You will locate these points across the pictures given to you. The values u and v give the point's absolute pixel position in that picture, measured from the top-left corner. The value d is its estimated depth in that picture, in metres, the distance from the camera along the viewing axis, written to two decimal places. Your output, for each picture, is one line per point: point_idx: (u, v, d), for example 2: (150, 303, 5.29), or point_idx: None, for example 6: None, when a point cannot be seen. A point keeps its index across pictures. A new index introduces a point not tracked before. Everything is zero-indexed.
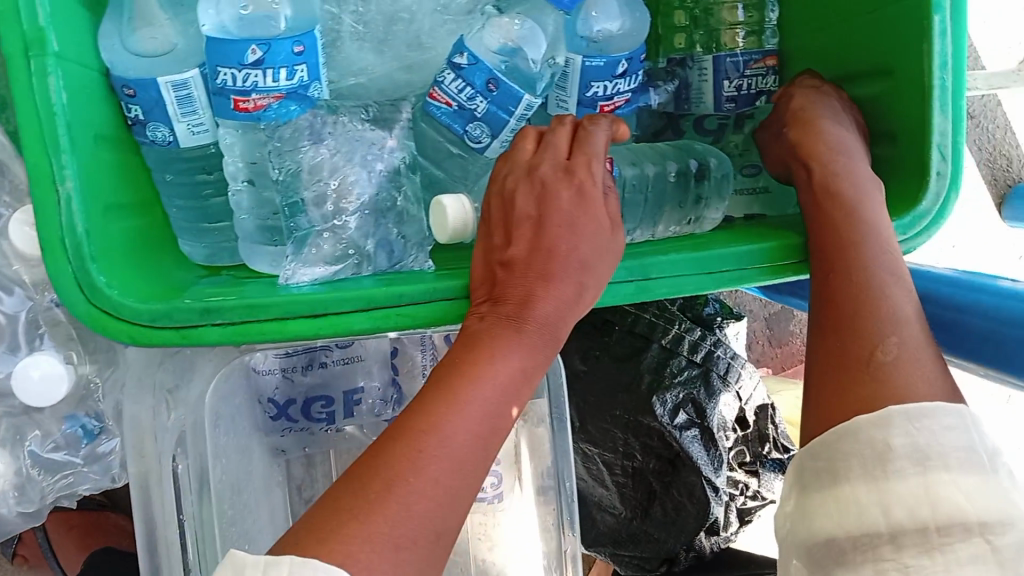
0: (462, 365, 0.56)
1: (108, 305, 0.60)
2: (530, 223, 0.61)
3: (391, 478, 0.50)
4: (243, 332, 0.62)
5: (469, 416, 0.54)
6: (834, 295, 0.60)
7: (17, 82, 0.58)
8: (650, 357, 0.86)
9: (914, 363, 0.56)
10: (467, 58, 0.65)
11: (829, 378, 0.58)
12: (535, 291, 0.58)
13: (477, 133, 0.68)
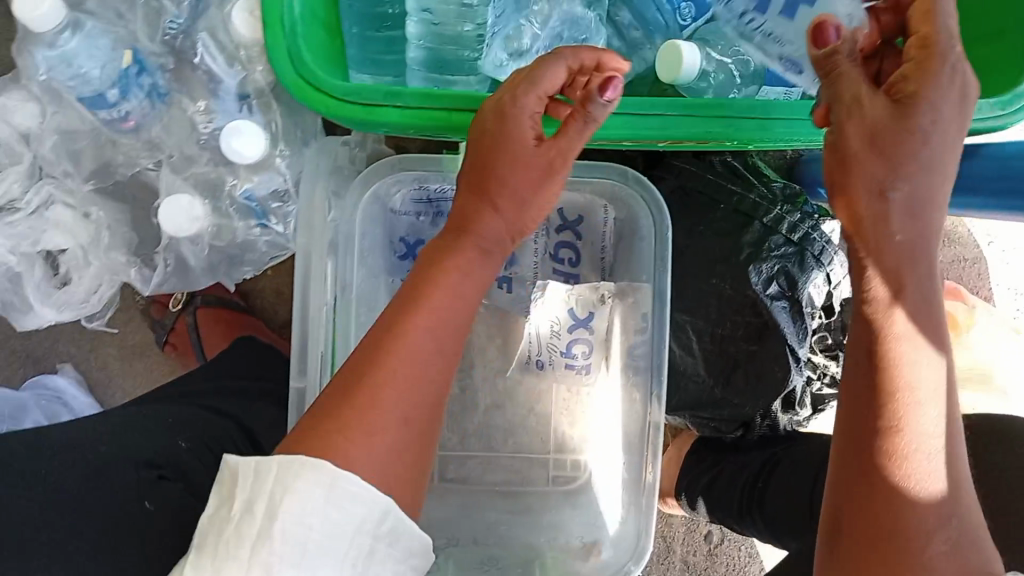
0: (423, 282, 0.66)
1: (310, 78, 0.72)
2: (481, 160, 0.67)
3: (349, 423, 0.57)
4: (418, 117, 0.73)
5: (417, 371, 0.61)
6: (901, 335, 0.55)
7: None
8: (751, 232, 0.94)
9: (945, 533, 0.53)
10: None
11: (880, 563, 0.53)
12: (485, 214, 0.68)
13: None
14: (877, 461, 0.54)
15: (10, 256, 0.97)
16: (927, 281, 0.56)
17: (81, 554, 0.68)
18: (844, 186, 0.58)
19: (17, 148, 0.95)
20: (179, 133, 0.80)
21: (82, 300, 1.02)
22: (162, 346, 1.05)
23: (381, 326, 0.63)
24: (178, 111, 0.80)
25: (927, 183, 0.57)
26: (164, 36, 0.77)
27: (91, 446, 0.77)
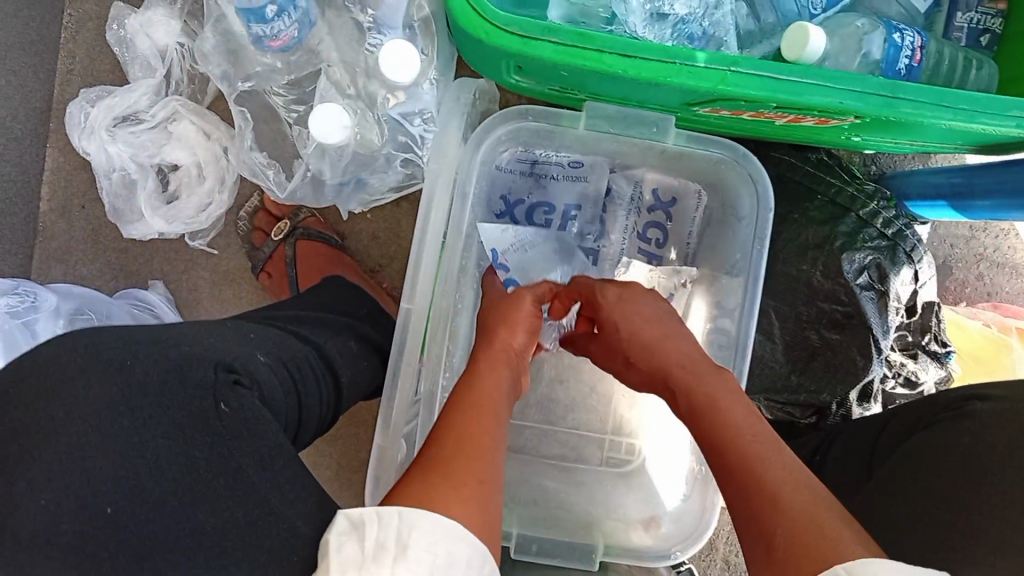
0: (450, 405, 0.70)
1: (477, 5, 0.76)
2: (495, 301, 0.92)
3: (456, 471, 0.59)
4: (570, 54, 0.77)
5: (494, 410, 0.71)
6: (723, 442, 0.71)
7: None
8: (847, 223, 0.97)
9: (816, 511, 0.60)
10: None
11: (786, 524, 0.60)
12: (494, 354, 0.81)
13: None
14: (771, 502, 0.62)
15: (130, 162, 1.01)
16: (750, 414, 0.73)
17: (196, 457, 0.55)
18: (694, 398, 0.77)
19: (154, 63, 1.01)
20: (345, 46, 0.82)
21: (189, 217, 1.04)
22: (256, 274, 1.08)
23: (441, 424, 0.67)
24: (340, 21, 0.81)
25: (643, 312, 0.88)
26: None
27: (173, 344, 0.61)
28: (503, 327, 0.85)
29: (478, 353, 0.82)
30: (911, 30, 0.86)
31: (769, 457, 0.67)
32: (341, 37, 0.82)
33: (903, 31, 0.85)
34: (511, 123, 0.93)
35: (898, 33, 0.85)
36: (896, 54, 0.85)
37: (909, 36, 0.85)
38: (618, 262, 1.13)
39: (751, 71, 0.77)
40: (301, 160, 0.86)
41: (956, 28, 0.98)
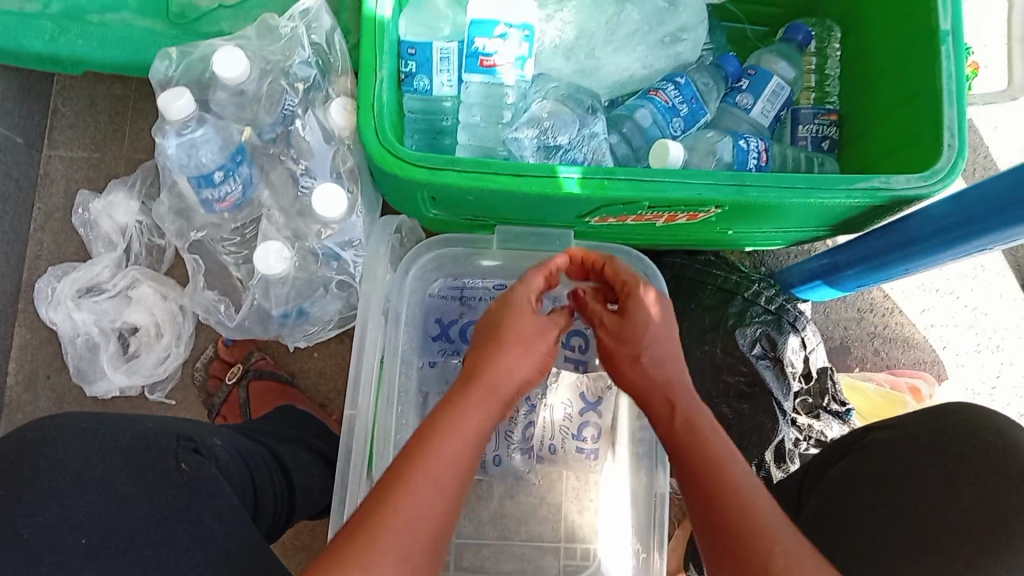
0: (419, 436, 0.68)
1: (392, 146, 0.92)
2: (494, 325, 0.79)
3: (392, 519, 0.62)
4: (474, 177, 0.92)
5: (442, 481, 0.65)
6: (708, 487, 0.67)
7: (366, 13, 0.95)
8: (734, 305, 1.11)
9: (807, 568, 0.61)
10: (684, 78, 1.08)
11: (732, 538, 0.64)
12: (485, 360, 0.75)
13: (676, 125, 1.08)
14: (732, 522, 0.65)
15: (93, 327, 1.12)
16: (736, 482, 0.67)
17: (160, 504, 0.65)
18: (679, 417, 0.74)
19: (116, 239, 1.15)
20: (280, 186, 1.01)
21: (149, 372, 1.13)
22: (214, 418, 1.16)
23: (399, 459, 0.66)
24: (277, 172, 1.01)
25: (668, 347, 0.80)
26: (283, 113, 0.98)
27: (140, 420, 0.73)
28: (489, 342, 0.77)
29: (464, 382, 0.74)
30: (754, 137, 1.06)
31: (732, 475, 0.68)
32: (278, 184, 1.01)
33: (748, 137, 1.05)
34: (435, 249, 1.11)
35: (743, 140, 1.05)
36: (745, 156, 1.04)
37: (753, 142, 1.05)
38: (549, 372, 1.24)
39: (626, 177, 0.93)
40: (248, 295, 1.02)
41: (802, 138, 1.17)
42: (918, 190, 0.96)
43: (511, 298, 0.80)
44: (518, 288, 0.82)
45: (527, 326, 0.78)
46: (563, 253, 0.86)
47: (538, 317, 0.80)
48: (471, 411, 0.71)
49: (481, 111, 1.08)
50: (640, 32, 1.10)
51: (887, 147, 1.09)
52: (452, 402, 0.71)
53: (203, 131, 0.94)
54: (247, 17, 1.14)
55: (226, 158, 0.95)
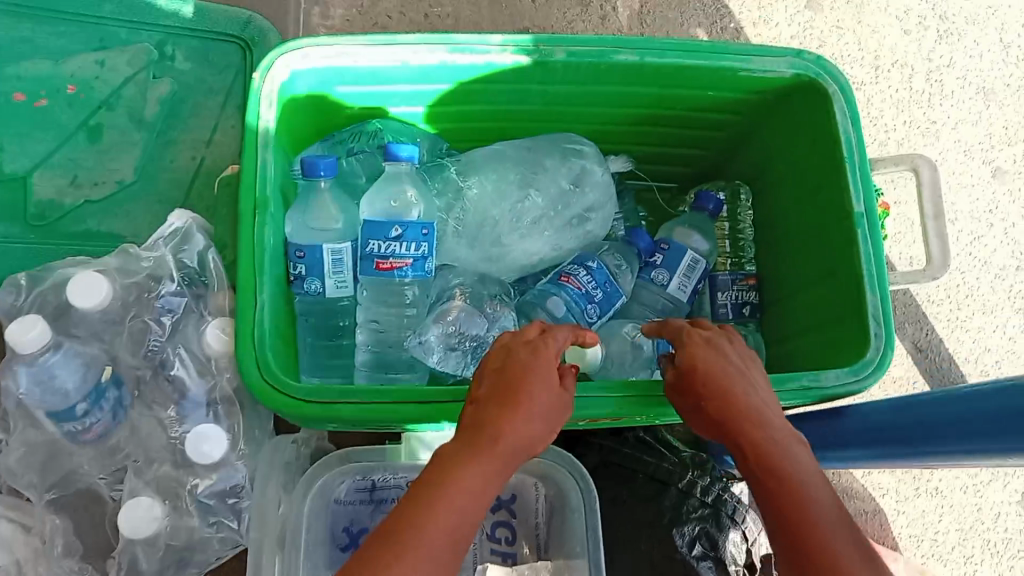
0: (422, 496, 0.66)
1: (275, 382, 0.82)
2: (490, 376, 0.75)
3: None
4: (370, 409, 0.83)
5: (422, 571, 0.63)
6: (797, 522, 0.66)
7: (244, 226, 0.85)
8: (668, 498, 1.02)
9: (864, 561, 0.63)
10: (597, 262, 1.02)
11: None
12: (511, 420, 0.71)
13: (592, 311, 1.01)
14: (821, 567, 0.63)
15: None
16: (808, 491, 0.67)
17: None
18: (766, 457, 0.70)
19: None
20: (147, 433, 0.87)
21: None
22: None
23: (391, 535, 0.64)
24: (145, 416, 0.87)
25: (769, 394, 0.75)
26: (148, 351, 0.86)
27: None
28: (505, 399, 0.72)
29: (484, 426, 0.70)
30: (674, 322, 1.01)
31: (835, 551, 0.64)
32: (145, 428, 0.88)
33: None
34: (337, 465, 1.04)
35: None
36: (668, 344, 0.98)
37: None
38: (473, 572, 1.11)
39: None
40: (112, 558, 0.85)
41: (721, 307, 1.13)
42: (850, 386, 0.90)
43: (512, 364, 0.74)
44: (516, 345, 0.77)
45: (535, 392, 0.73)
46: (567, 323, 0.82)
47: (544, 368, 0.75)
48: (468, 478, 0.67)
49: (382, 314, 0.97)
50: (546, 216, 1.04)
51: (809, 321, 1.04)
52: (483, 456, 0.68)
53: (60, 358, 0.81)
54: (120, 212, 1.08)
55: (89, 390, 0.82)
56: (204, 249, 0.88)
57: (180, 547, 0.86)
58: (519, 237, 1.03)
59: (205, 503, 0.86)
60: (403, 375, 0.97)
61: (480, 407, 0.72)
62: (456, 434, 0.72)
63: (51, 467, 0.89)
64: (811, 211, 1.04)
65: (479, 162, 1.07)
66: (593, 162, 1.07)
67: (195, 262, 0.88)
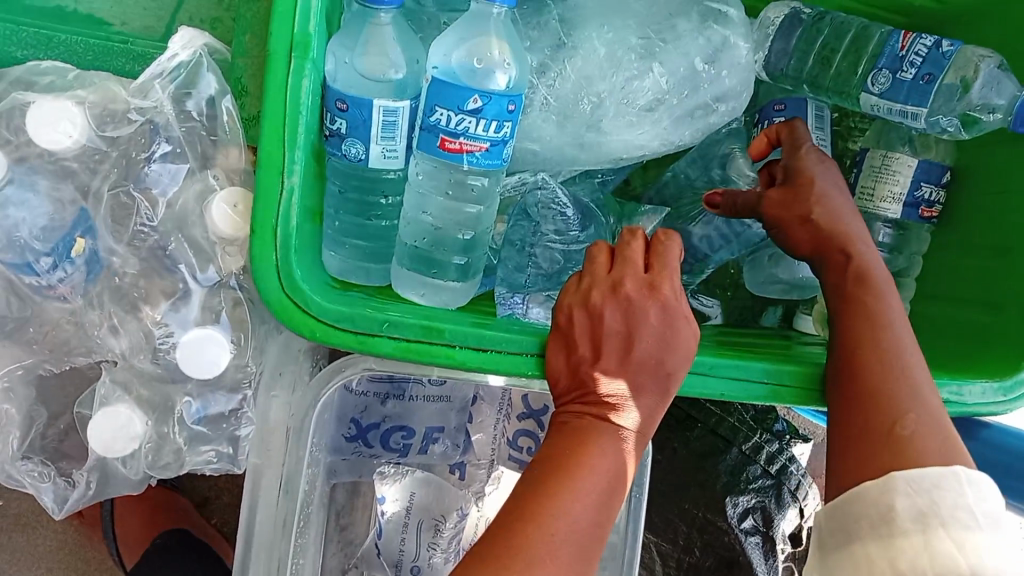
0: (563, 460, 0.61)
1: (301, 300, 0.63)
2: (620, 340, 0.64)
3: (530, 548, 0.55)
4: (415, 351, 0.65)
5: (574, 540, 0.58)
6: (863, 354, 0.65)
7: (274, 75, 0.61)
8: (728, 459, 0.93)
9: (935, 436, 0.61)
10: (953, 47, 0.77)
11: (876, 405, 0.63)
12: (634, 395, 0.64)
13: (902, 65, 0.78)
14: (878, 386, 0.63)
15: None
16: (881, 326, 0.65)
17: None
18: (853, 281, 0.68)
19: None
20: (119, 335, 0.67)
21: None
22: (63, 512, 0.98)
23: (527, 500, 0.59)
24: (125, 316, 0.66)
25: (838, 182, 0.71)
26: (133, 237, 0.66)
27: None
28: (627, 369, 0.64)
29: (597, 390, 0.64)
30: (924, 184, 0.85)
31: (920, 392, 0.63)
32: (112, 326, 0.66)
33: (920, 184, 0.85)
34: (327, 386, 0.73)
35: (916, 186, 0.85)
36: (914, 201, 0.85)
37: (925, 191, 0.85)
38: (489, 474, 1.03)
39: None
40: (81, 468, 0.73)
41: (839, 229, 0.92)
42: (993, 404, 0.75)
43: (639, 324, 0.64)
44: (647, 301, 0.65)
45: (673, 365, 0.64)
46: (676, 245, 0.68)
47: (686, 335, 0.65)
48: (604, 445, 0.62)
49: (436, 204, 0.77)
50: (665, 102, 0.80)
51: (950, 292, 0.85)
52: (602, 425, 0.63)
53: (15, 195, 0.63)
54: None
55: (57, 242, 0.64)
56: (217, 94, 0.65)
57: (159, 473, 0.71)
58: (622, 121, 0.79)
59: (191, 424, 0.70)
60: (449, 282, 0.78)
61: (606, 376, 0.64)
62: (581, 394, 0.65)
63: None
64: (1003, 157, 0.83)
65: (591, 8, 0.79)
66: (738, 35, 0.79)
67: (202, 110, 0.65)
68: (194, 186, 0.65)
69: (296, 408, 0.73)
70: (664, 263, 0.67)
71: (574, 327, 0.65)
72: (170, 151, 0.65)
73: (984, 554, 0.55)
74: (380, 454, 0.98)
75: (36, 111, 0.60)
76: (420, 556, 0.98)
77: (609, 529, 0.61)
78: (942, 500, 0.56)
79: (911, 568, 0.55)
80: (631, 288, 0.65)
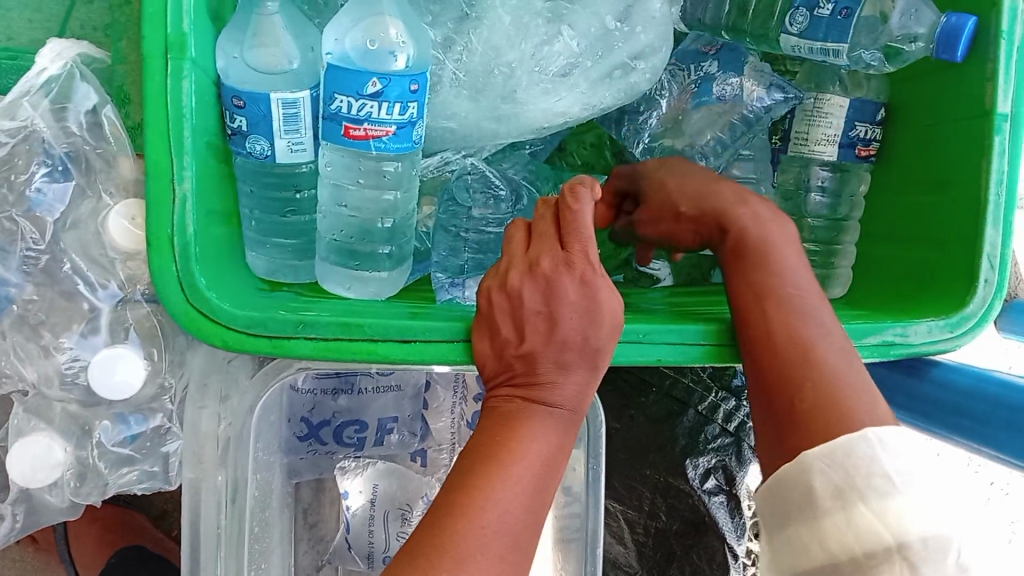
0: (491, 449, 0.59)
1: (208, 309, 0.61)
2: (543, 320, 0.62)
3: (459, 546, 0.54)
4: (335, 349, 0.63)
5: (505, 532, 0.56)
6: (756, 309, 0.65)
7: (151, 79, 0.58)
8: (686, 422, 0.92)
9: (847, 392, 0.60)
10: None
11: (782, 368, 0.63)
12: (561, 374, 0.62)
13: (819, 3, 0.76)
14: (782, 349, 0.63)
15: None
16: (773, 290, 0.66)
17: None
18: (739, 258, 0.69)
19: None
20: (26, 363, 0.65)
21: None
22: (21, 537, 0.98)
23: (454, 495, 0.57)
24: (29, 343, 0.64)
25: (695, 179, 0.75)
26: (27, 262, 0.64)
27: None
28: (552, 348, 0.62)
29: (524, 373, 0.62)
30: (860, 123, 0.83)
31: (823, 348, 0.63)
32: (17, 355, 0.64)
33: (855, 123, 0.83)
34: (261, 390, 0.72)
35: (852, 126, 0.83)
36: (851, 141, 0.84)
37: (862, 129, 0.83)
38: (451, 458, 1.01)
39: None
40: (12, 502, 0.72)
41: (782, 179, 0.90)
42: (940, 342, 0.72)
43: (560, 301, 0.62)
44: (566, 277, 0.63)
45: (599, 341, 0.62)
46: (586, 209, 0.65)
47: (610, 307, 0.63)
48: (534, 429, 0.60)
49: (352, 196, 0.74)
50: (579, 65, 0.77)
51: (898, 232, 0.82)
52: (531, 409, 0.61)
53: None
54: None
55: None
56: (98, 105, 0.63)
57: (90, 498, 0.69)
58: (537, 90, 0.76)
59: (116, 446, 0.68)
60: (376, 273, 0.76)
61: (531, 357, 0.62)
62: (508, 378, 0.63)
63: None
64: (930, 86, 0.79)
65: None
66: None
67: (83, 123, 0.63)
68: (86, 203, 0.63)
69: (226, 418, 0.71)
70: (578, 232, 0.64)
71: (495, 309, 0.63)
72: (54, 170, 0.62)
73: (906, 516, 0.53)
74: (336, 450, 0.97)
75: None
76: (390, 547, 0.97)
77: (544, 514, 0.60)
78: (858, 468, 0.55)
79: (841, 548, 0.54)
80: (548, 265, 0.63)
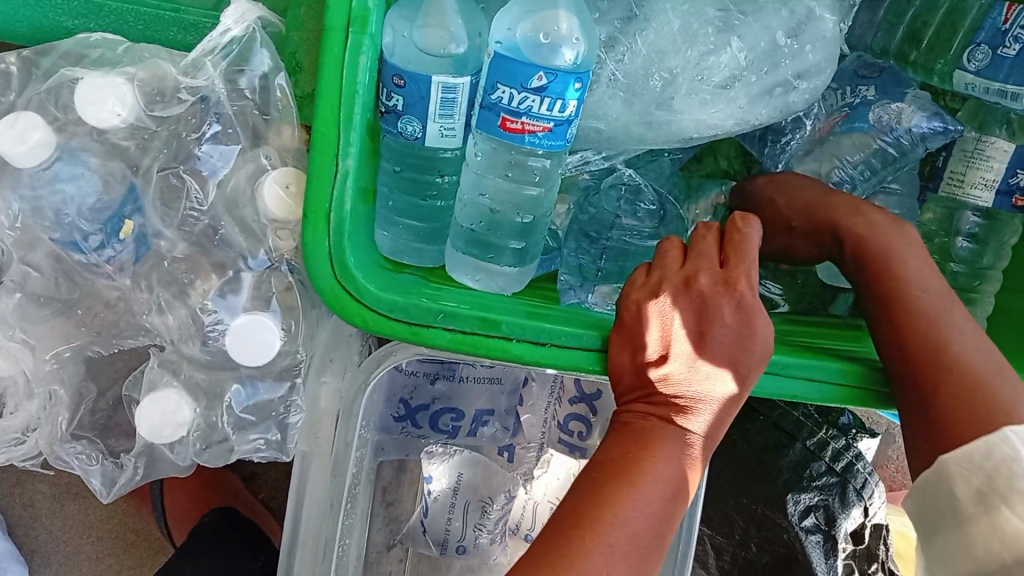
0: (623, 464, 0.58)
1: (354, 289, 0.60)
2: (691, 340, 0.61)
3: (586, 557, 0.53)
4: (472, 344, 0.63)
5: (631, 550, 0.55)
6: (899, 317, 0.64)
7: (330, 50, 0.57)
8: (791, 456, 0.90)
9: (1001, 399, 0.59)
10: None
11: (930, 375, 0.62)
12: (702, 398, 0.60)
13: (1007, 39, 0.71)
14: (929, 353, 0.62)
15: None
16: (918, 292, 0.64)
17: None
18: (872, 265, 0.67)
19: None
20: (168, 316, 0.66)
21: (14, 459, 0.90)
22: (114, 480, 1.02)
23: (582, 506, 0.56)
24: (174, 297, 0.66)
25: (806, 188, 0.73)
26: (182, 218, 0.65)
27: None
28: (696, 370, 0.60)
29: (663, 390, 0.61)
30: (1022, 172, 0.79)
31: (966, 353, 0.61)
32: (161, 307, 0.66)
33: (1018, 171, 0.78)
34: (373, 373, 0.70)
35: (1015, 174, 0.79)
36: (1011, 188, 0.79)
37: None
38: (539, 457, 1.01)
39: None
40: (129, 451, 0.74)
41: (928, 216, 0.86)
42: None
43: (713, 323, 0.60)
44: (723, 298, 0.61)
45: (748, 369, 0.61)
46: (756, 234, 0.63)
47: (764, 333, 0.61)
48: (668, 449, 0.59)
49: (494, 187, 0.73)
50: (742, 79, 0.74)
51: None
52: (668, 429, 0.60)
53: (66, 175, 0.62)
54: None
55: (107, 222, 0.64)
56: (271, 71, 0.62)
57: (206, 457, 0.70)
58: (694, 100, 0.74)
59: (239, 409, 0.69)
60: (505, 267, 0.74)
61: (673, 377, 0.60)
62: (645, 395, 0.61)
63: (50, 329, 0.70)
64: None
65: None
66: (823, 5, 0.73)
67: (255, 87, 0.63)
68: (244, 167, 0.64)
69: (345, 394, 0.71)
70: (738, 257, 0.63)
71: (643, 321, 0.62)
72: (220, 132, 0.64)
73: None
74: (428, 434, 0.96)
75: (84, 86, 0.58)
76: (466, 537, 0.96)
77: (670, 539, 0.58)
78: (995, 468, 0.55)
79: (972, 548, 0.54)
80: (705, 283, 0.61)
